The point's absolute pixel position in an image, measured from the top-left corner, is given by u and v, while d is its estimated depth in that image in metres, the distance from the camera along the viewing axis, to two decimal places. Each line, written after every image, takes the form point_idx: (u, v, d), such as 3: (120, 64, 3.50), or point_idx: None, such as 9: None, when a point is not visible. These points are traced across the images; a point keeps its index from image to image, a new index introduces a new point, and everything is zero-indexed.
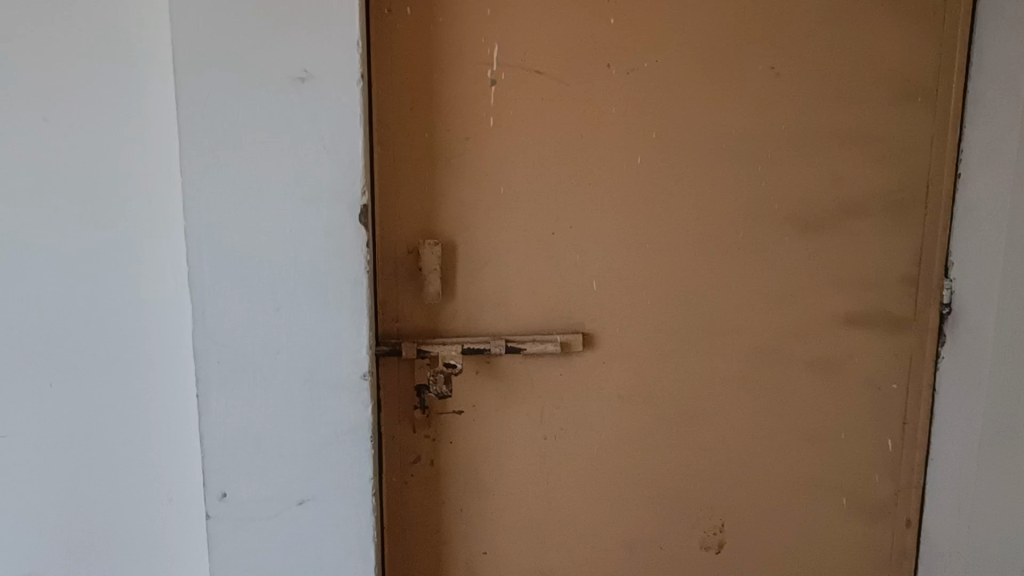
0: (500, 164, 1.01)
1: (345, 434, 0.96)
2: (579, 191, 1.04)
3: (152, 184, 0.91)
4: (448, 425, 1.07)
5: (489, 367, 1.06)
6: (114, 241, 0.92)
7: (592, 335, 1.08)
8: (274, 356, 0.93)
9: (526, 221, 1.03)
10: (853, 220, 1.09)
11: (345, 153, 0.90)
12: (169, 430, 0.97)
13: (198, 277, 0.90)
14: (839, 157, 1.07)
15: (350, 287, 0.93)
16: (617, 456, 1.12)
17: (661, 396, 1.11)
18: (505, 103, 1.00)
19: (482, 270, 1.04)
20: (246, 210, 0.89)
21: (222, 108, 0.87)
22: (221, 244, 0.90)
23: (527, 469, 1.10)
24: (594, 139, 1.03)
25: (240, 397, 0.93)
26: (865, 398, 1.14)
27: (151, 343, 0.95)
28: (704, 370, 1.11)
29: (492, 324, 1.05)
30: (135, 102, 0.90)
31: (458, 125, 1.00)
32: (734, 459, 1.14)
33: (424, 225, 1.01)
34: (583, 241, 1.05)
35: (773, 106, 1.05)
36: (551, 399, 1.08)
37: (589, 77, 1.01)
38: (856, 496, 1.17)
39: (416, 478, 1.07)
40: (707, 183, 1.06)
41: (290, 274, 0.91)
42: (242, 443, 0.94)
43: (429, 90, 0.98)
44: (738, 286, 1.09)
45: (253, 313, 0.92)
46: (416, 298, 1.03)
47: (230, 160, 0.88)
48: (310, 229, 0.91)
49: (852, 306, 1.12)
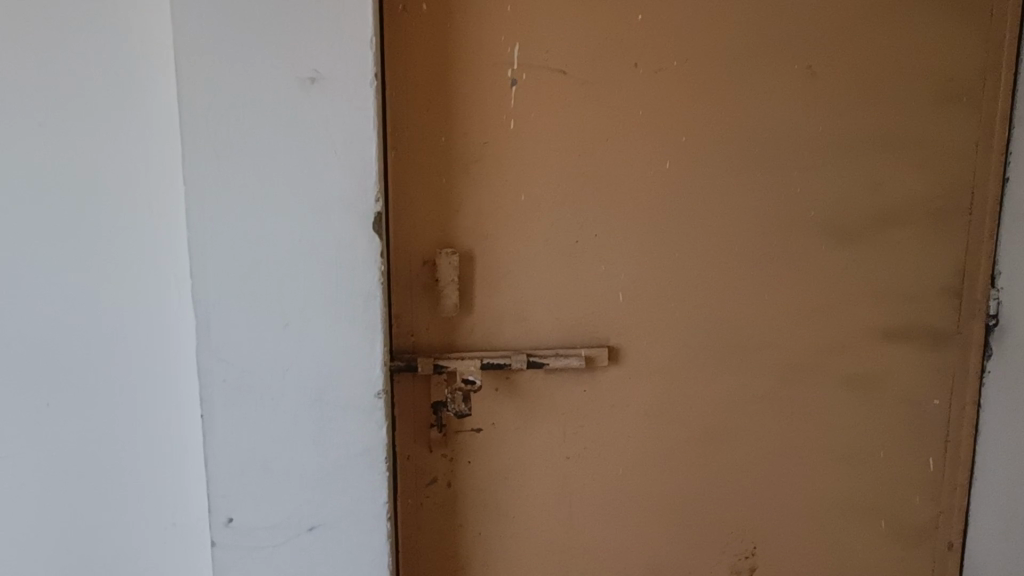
0: (520, 170, 0.96)
1: (360, 455, 0.91)
2: (604, 198, 0.98)
3: (154, 195, 0.86)
4: (466, 444, 1.01)
5: (509, 383, 1.00)
6: (114, 255, 0.87)
7: (618, 349, 1.02)
8: (283, 375, 0.88)
9: (548, 229, 0.98)
10: (892, 228, 1.03)
11: (357, 160, 0.85)
12: (172, 452, 0.92)
13: (202, 290, 0.85)
14: (878, 162, 1.01)
15: (363, 301, 0.88)
16: (644, 477, 1.06)
17: (690, 414, 1.05)
18: (526, 105, 0.95)
19: (502, 281, 0.98)
20: (252, 219, 0.84)
21: (226, 113, 0.82)
22: (226, 255, 0.85)
23: (549, 491, 1.04)
24: (621, 144, 0.97)
25: (246, 417, 0.88)
26: (904, 416, 1.08)
27: (153, 363, 0.90)
28: (736, 386, 1.05)
29: (513, 338, 1.00)
30: (137, 106, 0.85)
31: (476, 128, 0.94)
32: (766, 480, 1.08)
33: (440, 234, 0.96)
34: (608, 250, 0.99)
35: (809, 109, 0.99)
36: (574, 417, 1.03)
37: (614, 77, 0.95)
38: (896, 520, 1.11)
39: (432, 500, 1.02)
40: (740, 190, 1.00)
41: (300, 288, 0.86)
42: (250, 466, 0.89)
43: (446, 93, 0.93)
44: (771, 298, 1.03)
45: (259, 329, 0.87)
46: (432, 311, 0.97)
47: (235, 168, 0.83)
48: (319, 240, 0.86)
49: (891, 318, 1.06)
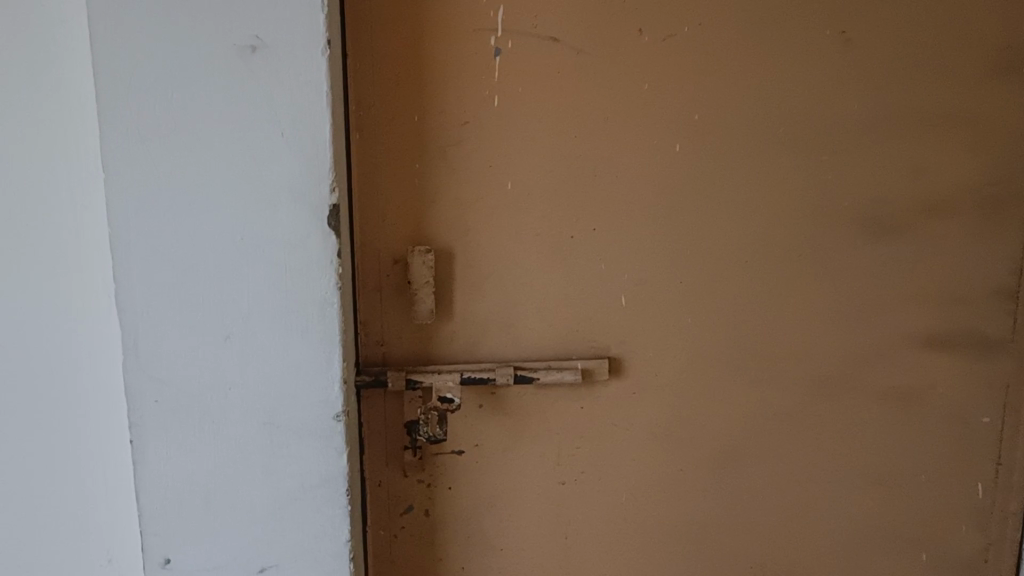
0: (506, 153, 0.83)
1: (317, 487, 0.78)
2: (602, 188, 0.84)
3: (73, 182, 0.72)
4: (446, 468, 0.88)
5: (495, 400, 0.87)
6: (30, 251, 0.74)
7: (620, 361, 0.88)
8: (225, 394, 0.75)
9: (538, 223, 0.84)
10: (937, 220, 0.89)
11: (308, 144, 0.71)
12: (102, 481, 0.79)
13: (128, 296, 0.72)
14: (923, 144, 0.87)
15: (317, 310, 0.74)
16: (650, 505, 0.93)
17: (704, 434, 0.91)
18: (512, 78, 0.81)
19: (485, 283, 0.85)
20: (187, 213, 0.71)
21: (152, 87, 0.68)
22: (156, 254, 0.71)
23: (541, 520, 0.92)
24: (622, 123, 0.83)
25: (185, 444, 0.75)
26: (949, 436, 0.94)
27: (77, 379, 0.76)
28: (756, 403, 0.91)
29: (498, 348, 0.87)
30: (50, 77, 0.71)
31: (453, 105, 0.81)
32: (790, 508, 0.95)
33: (414, 228, 0.83)
34: (608, 247, 0.86)
35: (844, 81, 0.85)
36: (570, 437, 0.90)
37: (615, 45, 0.82)
38: (936, 551, 0.98)
39: (407, 531, 0.90)
40: (763, 177, 0.86)
41: (243, 294, 0.73)
42: (190, 499, 0.77)
43: (417, 64, 0.80)
44: (798, 302, 0.89)
45: (196, 343, 0.73)
46: (406, 318, 0.85)
47: (164, 152, 0.69)
48: (265, 238, 0.72)
49: (935, 323, 0.92)
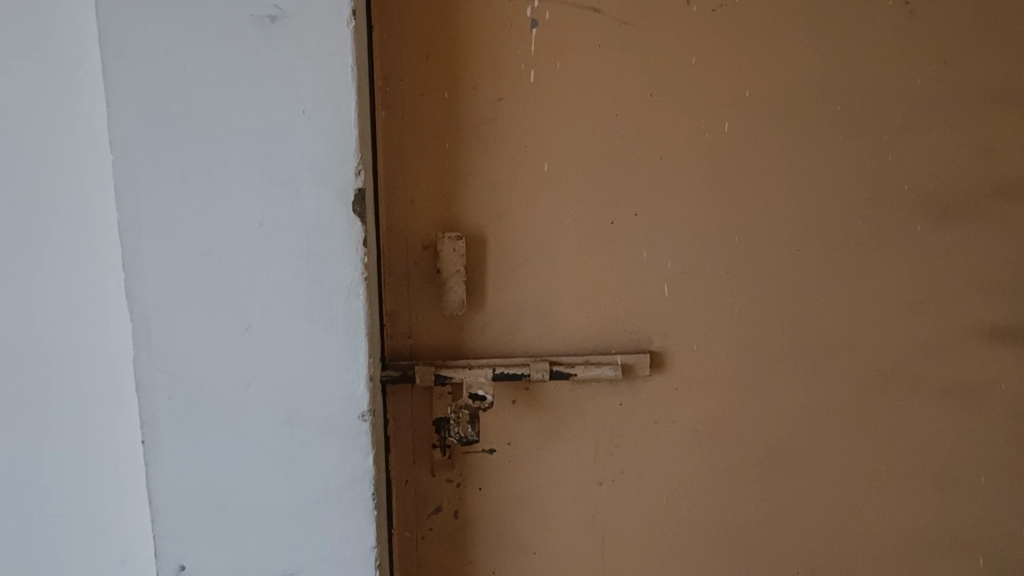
0: (543, 132, 0.77)
1: (340, 488, 0.73)
2: (647, 170, 0.79)
3: (79, 159, 0.67)
4: (477, 467, 0.83)
5: (529, 395, 0.82)
6: (33, 235, 0.68)
7: (662, 355, 0.83)
8: (243, 390, 0.69)
9: (577, 208, 0.79)
10: (1004, 205, 0.83)
11: (331, 121, 0.65)
12: (112, 479, 0.73)
13: (140, 285, 0.66)
14: (991, 123, 0.81)
15: (341, 301, 0.69)
16: (692, 507, 0.87)
17: (751, 432, 0.86)
18: (550, 51, 0.76)
19: (520, 271, 0.80)
20: (201, 196, 0.65)
21: (165, 58, 0.63)
22: (170, 240, 0.66)
23: (577, 522, 0.86)
24: (668, 101, 0.78)
25: (200, 442, 0.70)
26: (1012, 435, 0.89)
27: (84, 370, 0.71)
28: (807, 399, 0.86)
29: (533, 341, 0.81)
30: (53, 46, 0.65)
31: (487, 81, 0.76)
32: (841, 510, 0.89)
33: (444, 213, 0.78)
34: (651, 233, 0.80)
35: (907, 54, 0.79)
36: (608, 435, 0.84)
37: (661, 16, 0.76)
38: (993, 555, 0.93)
39: (435, 532, 0.85)
40: (819, 156, 0.80)
41: (262, 284, 0.67)
42: (206, 502, 0.71)
43: (449, 37, 0.74)
44: (853, 292, 0.83)
45: (211, 336, 0.68)
46: (435, 309, 0.79)
47: (178, 129, 0.64)
48: (285, 223, 0.66)
49: (1000, 316, 0.86)
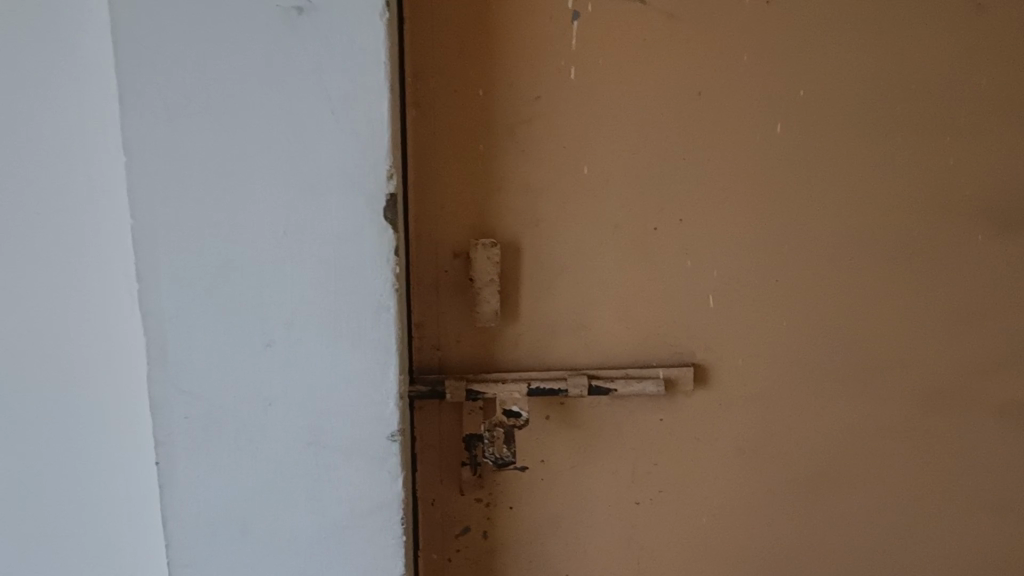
0: (583, 133, 0.72)
1: (367, 513, 0.67)
2: (693, 174, 0.74)
3: (89, 160, 0.62)
4: (508, 486, 0.79)
5: (564, 411, 0.77)
6: (38, 241, 0.63)
7: (705, 369, 0.78)
8: (264, 410, 0.64)
9: (618, 213, 0.74)
10: None
11: (362, 123, 0.60)
12: (121, 501, 0.68)
13: (153, 299, 0.61)
14: None
15: (371, 315, 0.63)
16: (733, 528, 0.83)
17: (797, 451, 0.81)
18: (591, 48, 0.70)
19: (557, 280, 0.75)
20: (221, 202, 0.60)
21: (182, 53, 0.57)
22: (187, 249, 0.60)
23: (612, 544, 0.82)
24: (717, 101, 0.73)
25: (217, 465, 0.65)
26: None
27: (92, 387, 0.66)
28: (858, 417, 0.81)
29: (569, 354, 0.77)
30: (59, 38, 0.60)
31: (525, 79, 0.70)
32: (890, 531, 0.85)
33: (476, 218, 0.73)
34: (697, 241, 0.75)
35: (971, 52, 0.74)
36: (646, 453, 0.80)
37: (712, 10, 0.70)
38: None
39: (464, 554, 0.80)
40: (875, 160, 0.75)
41: (286, 296, 0.62)
42: (223, 527, 0.66)
43: (484, 31, 0.69)
44: (907, 304, 0.79)
45: (230, 353, 0.62)
46: (466, 319, 0.75)
47: (196, 129, 0.58)
48: (311, 231, 0.61)
49: None
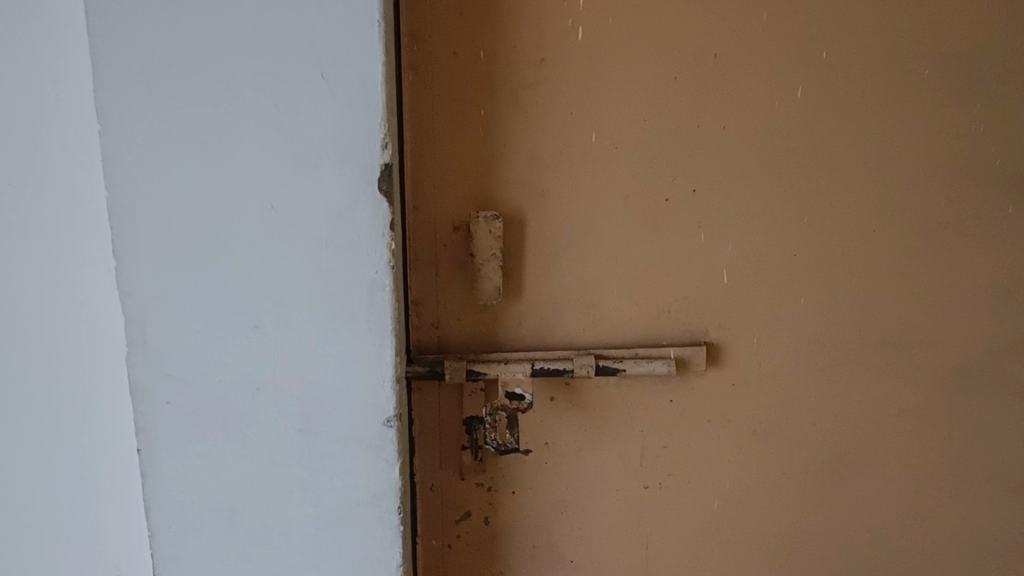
0: (591, 99, 0.68)
1: (363, 506, 0.62)
2: (708, 141, 0.69)
3: (62, 131, 0.57)
4: (511, 470, 0.75)
5: (570, 392, 0.74)
6: (8, 217, 0.59)
7: (718, 347, 0.74)
8: (253, 396, 0.59)
9: (628, 183, 0.70)
10: None
11: (355, 86, 0.55)
12: (101, 492, 0.64)
13: (132, 276, 0.56)
14: None
15: (367, 293, 0.58)
16: (746, 514, 0.79)
17: (814, 433, 0.77)
18: (600, 6, 0.66)
19: (562, 254, 0.71)
20: (204, 171, 0.55)
21: (161, 12, 0.53)
22: (168, 222, 0.56)
23: (618, 530, 0.78)
24: (735, 64, 0.68)
25: (204, 454, 0.60)
26: None
27: (68, 373, 0.62)
28: (877, 397, 0.77)
29: (575, 333, 0.73)
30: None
31: (529, 40, 0.66)
32: (908, 516, 0.81)
33: (478, 189, 0.69)
34: (711, 213, 0.71)
35: (1003, 12, 0.69)
36: (656, 436, 0.76)
37: None
38: None
39: (464, 541, 0.77)
40: (902, 127, 0.71)
41: (276, 273, 0.57)
42: (211, 519, 0.61)
43: None
44: (934, 280, 0.75)
45: (216, 334, 0.58)
46: (467, 296, 0.70)
47: (176, 94, 0.54)
48: (302, 204, 0.56)
49: None
